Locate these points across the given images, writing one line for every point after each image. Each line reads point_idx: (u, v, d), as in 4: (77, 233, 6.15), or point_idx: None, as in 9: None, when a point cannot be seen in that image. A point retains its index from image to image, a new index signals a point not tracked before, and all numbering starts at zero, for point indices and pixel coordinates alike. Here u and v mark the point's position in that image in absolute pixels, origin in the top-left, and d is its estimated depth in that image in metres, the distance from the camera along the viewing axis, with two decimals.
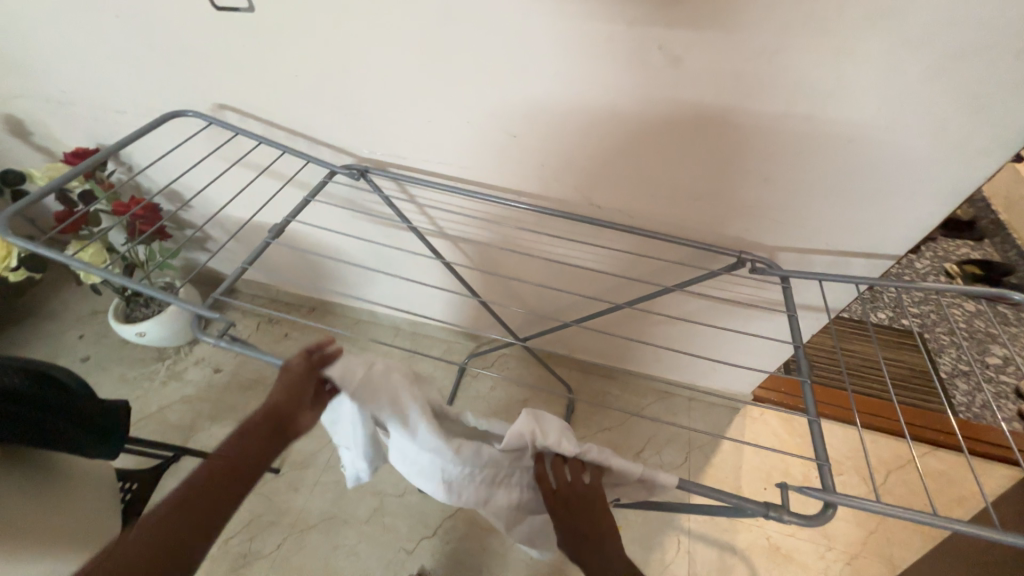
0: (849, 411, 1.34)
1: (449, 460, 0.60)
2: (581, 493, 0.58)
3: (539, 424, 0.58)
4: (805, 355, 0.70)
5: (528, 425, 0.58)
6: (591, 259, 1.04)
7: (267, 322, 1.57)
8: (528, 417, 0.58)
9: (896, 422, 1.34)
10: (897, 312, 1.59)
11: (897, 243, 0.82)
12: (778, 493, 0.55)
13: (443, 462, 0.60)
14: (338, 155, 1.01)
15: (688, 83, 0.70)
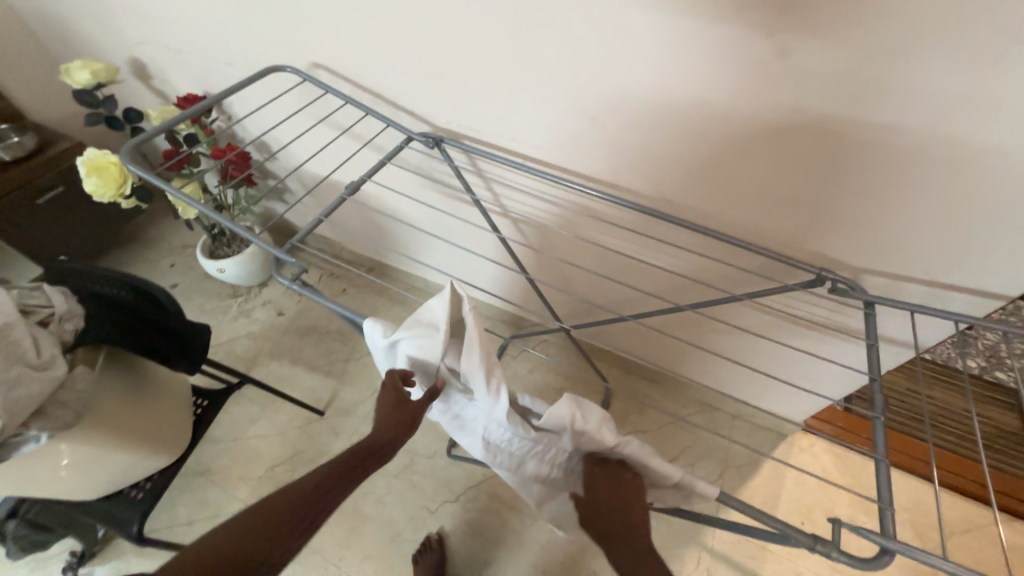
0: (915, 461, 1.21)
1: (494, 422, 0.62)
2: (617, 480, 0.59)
3: (579, 410, 0.58)
4: (880, 391, 0.64)
5: (570, 408, 0.57)
6: (656, 255, 1.00)
7: (329, 275, 1.68)
8: (569, 402, 0.58)
9: (974, 482, 1.19)
10: (994, 363, 1.40)
11: (1015, 285, 0.71)
12: (831, 529, 0.51)
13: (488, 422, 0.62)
14: (414, 123, 1.03)
15: (794, 80, 0.64)
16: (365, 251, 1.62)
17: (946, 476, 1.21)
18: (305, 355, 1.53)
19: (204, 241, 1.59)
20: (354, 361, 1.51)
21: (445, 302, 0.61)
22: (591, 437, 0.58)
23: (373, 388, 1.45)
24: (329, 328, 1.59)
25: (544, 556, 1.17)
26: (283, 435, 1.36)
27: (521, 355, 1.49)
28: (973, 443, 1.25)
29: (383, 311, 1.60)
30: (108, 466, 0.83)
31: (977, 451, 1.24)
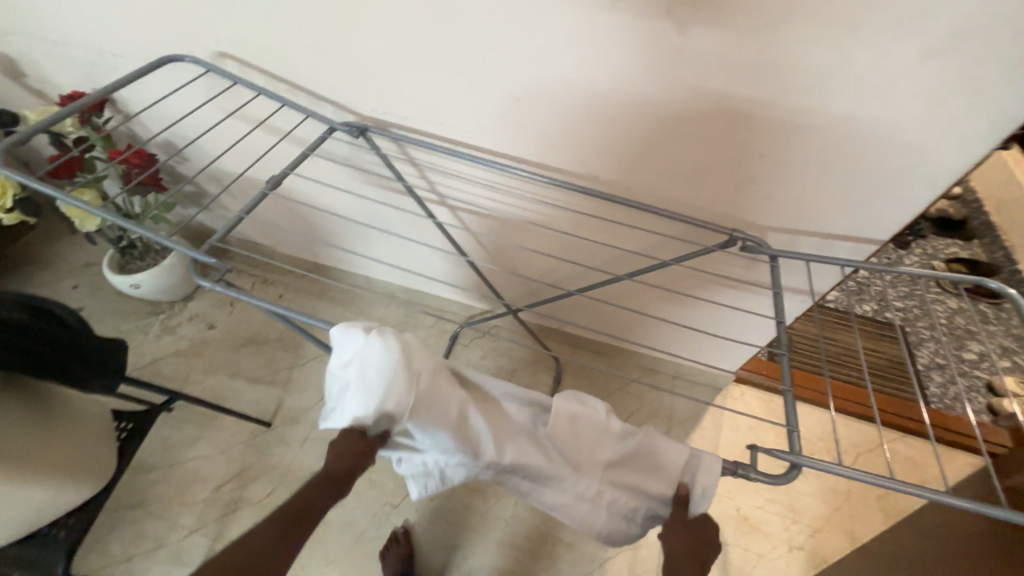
0: (824, 395, 1.38)
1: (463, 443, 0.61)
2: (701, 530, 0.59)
3: (587, 408, 0.61)
4: (785, 331, 0.72)
5: (573, 409, 0.60)
6: (589, 229, 1.05)
7: (263, 282, 1.59)
8: (573, 405, 0.61)
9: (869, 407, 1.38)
10: (882, 305, 1.62)
11: (883, 230, 0.83)
12: (749, 456, 0.58)
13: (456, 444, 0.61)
14: (337, 112, 0.99)
15: (689, 55, 0.69)
16: (301, 253, 1.55)
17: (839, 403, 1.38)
18: (244, 367, 1.44)
19: (110, 256, 1.44)
20: (299, 368, 1.45)
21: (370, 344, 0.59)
22: (601, 438, 0.60)
23: (322, 393, 1.40)
24: (268, 336, 1.51)
25: (511, 532, 1.20)
26: (228, 453, 1.29)
27: (473, 343, 1.50)
28: (859, 373, 1.44)
29: (326, 312, 1.54)
30: (20, 505, 0.77)
31: (865, 380, 1.44)
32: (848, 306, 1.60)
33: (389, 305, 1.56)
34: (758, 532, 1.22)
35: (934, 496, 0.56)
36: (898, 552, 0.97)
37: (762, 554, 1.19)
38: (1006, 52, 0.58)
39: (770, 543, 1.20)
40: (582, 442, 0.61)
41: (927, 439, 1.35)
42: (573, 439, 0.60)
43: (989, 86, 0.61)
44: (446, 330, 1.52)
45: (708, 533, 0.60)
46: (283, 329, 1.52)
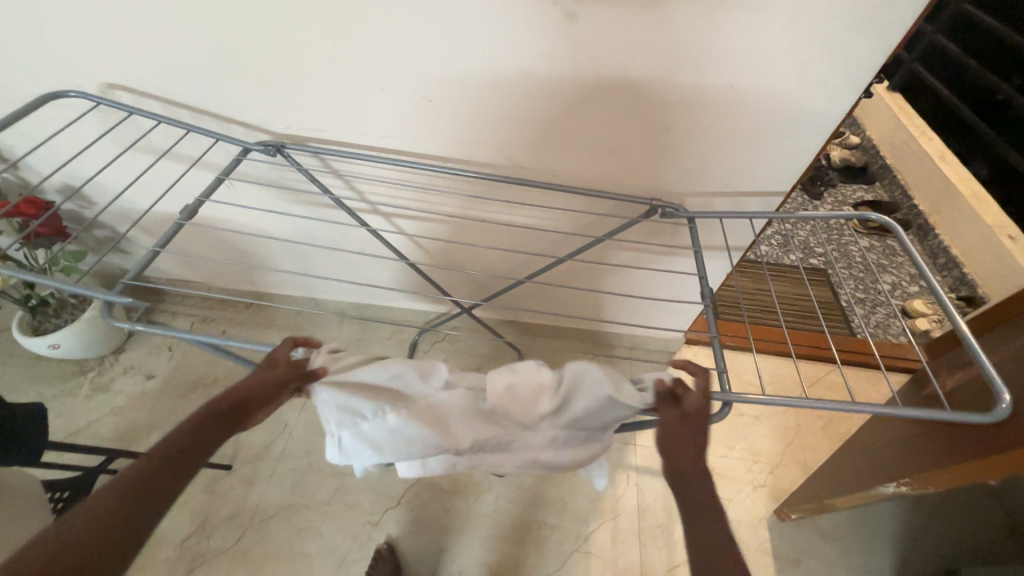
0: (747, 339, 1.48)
1: (410, 429, 0.60)
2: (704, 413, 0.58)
3: (519, 370, 0.61)
4: (707, 285, 0.77)
5: (506, 371, 0.61)
6: (523, 218, 1.07)
7: (202, 320, 1.50)
8: (507, 369, 0.62)
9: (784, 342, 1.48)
10: (807, 253, 1.76)
11: (783, 182, 0.91)
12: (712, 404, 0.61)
13: (404, 432, 0.60)
14: (251, 133, 0.96)
15: (584, 39, 0.72)
16: (239, 284, 1.48)
17: (759, 343, 1.47)
18: (193, 413, 1.36)
19: (20, 319, 1.32)
20: None
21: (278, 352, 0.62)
22: (543, 391, 0.60)
23: (282, 425, 1.35)
24: (215, 376, 1.43)
25: (495, 525, 1.22)
26: (187, 506, 1.21)
27: (433, 347, 1.50)
28: (775, 314, 1.56)
29: (275, 341, 1.48)
30: None
31: (779, 319, 1.55)
32: (777, 258, 1.73)
33: (341, 323, 1.52)
34: (725, 479, 1.30)
35: (856, 407, 0.57)
36: (841, 470, 1.07)
37: (731, 498, 1.27)
38: (849, 11, 0.65)
39: (737, 487, 1.29)
40: (530, 399, 0.60)
41: (836, 364, 1.47)
42: (518, 399, 0.60)
43: (841, 42, 0.68)
44: (404, 340, 1.51)
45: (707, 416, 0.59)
46: (230, 367, 1.44)
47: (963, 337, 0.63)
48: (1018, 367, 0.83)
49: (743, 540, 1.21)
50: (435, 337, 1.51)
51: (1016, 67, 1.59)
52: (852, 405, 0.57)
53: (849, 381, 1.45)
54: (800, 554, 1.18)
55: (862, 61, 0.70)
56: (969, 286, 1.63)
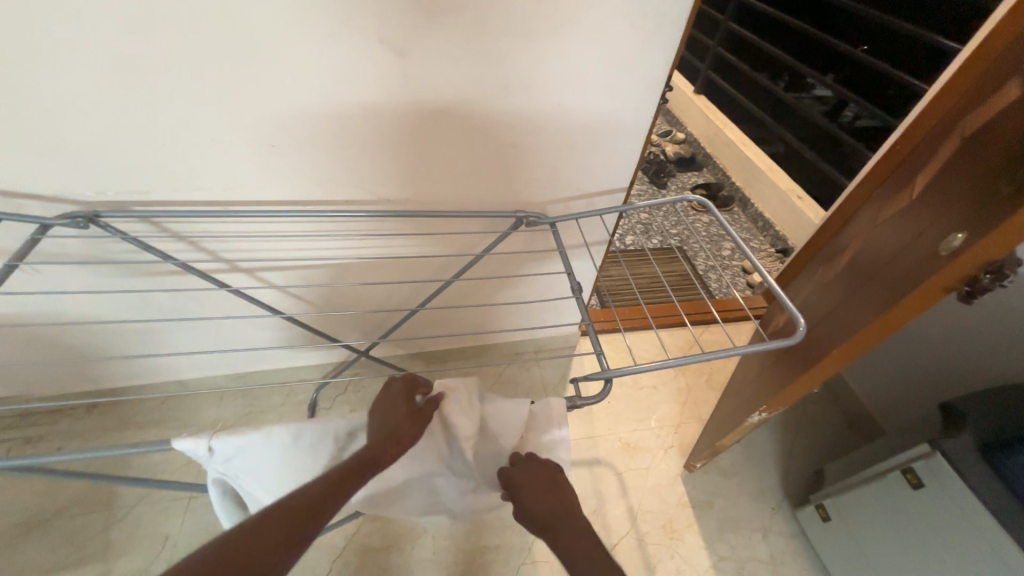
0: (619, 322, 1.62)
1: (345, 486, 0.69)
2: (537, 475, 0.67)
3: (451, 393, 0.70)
4: (576, 280, 0.85)
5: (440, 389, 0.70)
6: (400, 248, 1.07)
7: (24, 442, 1.20)
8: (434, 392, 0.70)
9: (650, 318, 1.65)
10: (664, 235, 2.01)
11: (623, 177, 1.04)
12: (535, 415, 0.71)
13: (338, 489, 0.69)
14: (51, 206, 0.81)
15: (418, 73, 0.76)
16: (71, 386, 1.22)
17: (627, 322, 1.63)
18: (30, 561, 1.07)
19: None
20: (118, 524, 1.14)
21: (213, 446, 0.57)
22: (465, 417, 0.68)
23: (161, 539, 1.13)
24: (55, 507, 1.14)
25: (438, 566, 1.16)
26: None
27: (337, 400, 1.39)
28: (634, 294, 1.73)
29: (135, 442, 1.25)
30: None
31: (644, 299, 1.74)
32: (643, 243, 1.96)
33: (221, 401, 1.34)
34: (641, 451, 1.42)
35: (705, 359, 0.67)
36: (723, 413, 1.24)
37: (649, 466, 1.38)
38: (633, 36, 0.78)
39: (651, 454, 1.41)
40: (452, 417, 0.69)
41: (693, 327, 1.70)
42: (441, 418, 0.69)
43: (634, 61, 0.82)
44: (301, 400, 1.37)
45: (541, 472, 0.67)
46: (76, 489, 1.17)
47: (767, 283, 0.78)
48: (815, 298, 1.06)
49: (666, 500, 1.32)
50: (337, 389, 1.41)
51: (784, 69, 2.04)
52: (704, 355, 0.67)
53: (700, 337, 1.69)
54: (712, 496, 1.33)
55: (652, 74, 0.85)
56: (782, 240, 2.02)
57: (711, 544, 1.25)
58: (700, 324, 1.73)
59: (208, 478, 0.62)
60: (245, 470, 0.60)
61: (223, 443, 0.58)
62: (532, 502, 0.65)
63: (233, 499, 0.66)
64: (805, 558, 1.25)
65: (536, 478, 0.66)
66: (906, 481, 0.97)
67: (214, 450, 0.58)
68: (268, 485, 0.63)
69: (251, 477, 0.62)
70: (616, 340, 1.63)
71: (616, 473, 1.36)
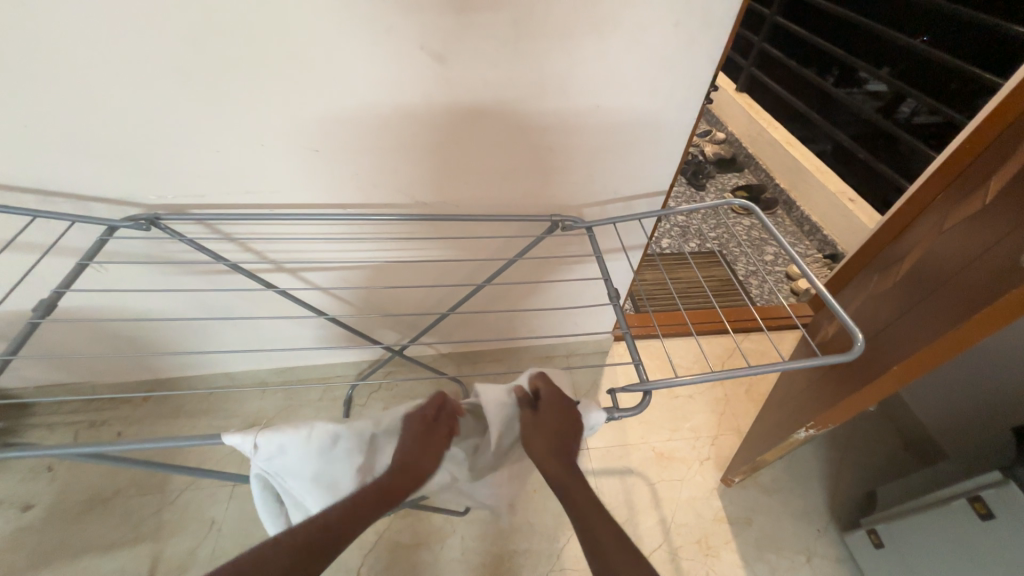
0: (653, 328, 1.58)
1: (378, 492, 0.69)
2: (554, 410, 0.66)
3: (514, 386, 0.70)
4: (613, 286, 0.83)
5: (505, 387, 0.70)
6: (434, 251, 1.09)
7: (90, 426, 1.30)
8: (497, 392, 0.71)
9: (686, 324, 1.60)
10: (702, 238, 1.94)
11: (662, 180, 1.01)
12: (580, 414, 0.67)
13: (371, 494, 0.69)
14: (117, 209, 0.87)
15: (456, 78, 0.77)
16: (131, 376, 1.30)
17: (662, 328, 1.59)
18: (93, 536, 1.16)
19: None
20: (170, 506, 1.21)
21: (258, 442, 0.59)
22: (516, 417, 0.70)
23: (208, 523, 1.19)
24: (115, 487, 1.23)
25: (467, 568, 1.17)
26: None
27: (371, 398, 1.43)
28: (670, 299, 1.68)
29: (186, 430, 1.32)
30: None
31: (680, 305, 1.69)
32: (679, 247, 1.90)
33: (264, 394, 1.41)
34: (675, 461, 1.37)
35: (751, 370, 0.64)
36: (764, 426, 1.19)
37: (684, 477, 1.34)
38: (675, 35, 0.76)
39: (686, 465, 1.36)
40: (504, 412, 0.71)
41: (732, 335, 1.63)
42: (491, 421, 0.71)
43: (676, 60, 0.79)
44: (337, 397, 1.42)
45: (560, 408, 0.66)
46: (134, 471, 1.26)
47: (819, 292, 0.73)
48: (870, 309, 0.99)
49: (701, 514, 1.28)
50: (372, 387, 1.45)
51: (834, 63, 1.93)
52: (750, 369, 0.64)
53: (740, 346, 1.62)
54: (751, 513, 1.28)
55: (695, 74, 0.82)
56: (831, 245, 1.91)
57: (749, 563, 1.19)
58: (740, 332, 1.66)
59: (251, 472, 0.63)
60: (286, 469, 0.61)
61: (268, 440, 0.59)
62: (542, 432, 0.64)
63: (272, 496, 0.67)
64: None
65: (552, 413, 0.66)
66: (972, 510, 0.89)
67: (259, 447, 0.59)
68: (305, 486, 0.64)
69: (292, 475, 0.63)
70: (650, 347, 1.59)
71: (649, 483, 1.32)
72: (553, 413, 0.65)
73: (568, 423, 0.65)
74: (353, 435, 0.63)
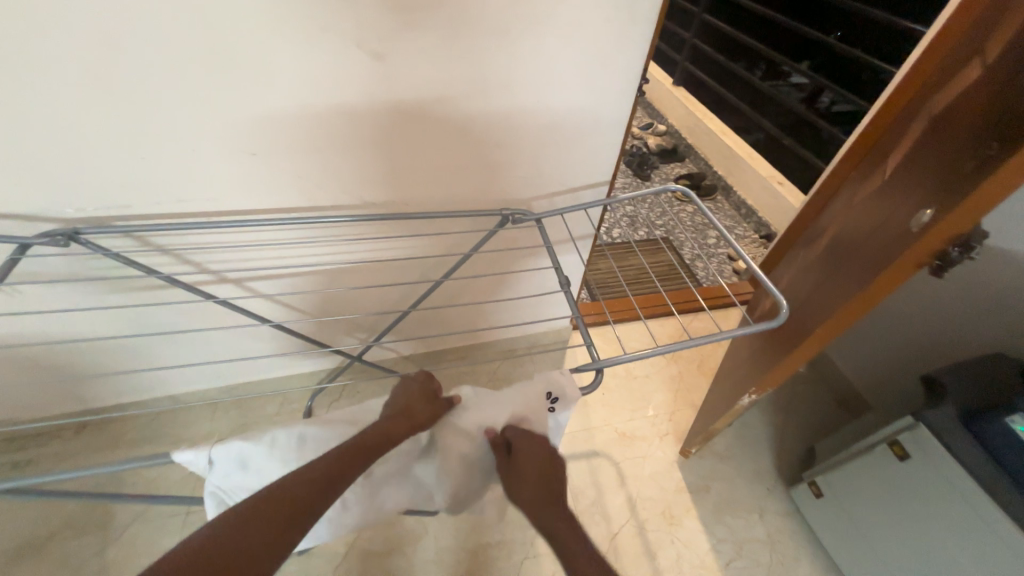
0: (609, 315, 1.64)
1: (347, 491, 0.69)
2: (532, 452, 0.65)
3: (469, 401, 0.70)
4: (563, 274, 0.86)
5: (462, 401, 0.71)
6: (387, 250, 1.07)
7: (12, 468, 1.18)
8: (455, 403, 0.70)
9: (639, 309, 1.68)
10: (650, 226, 2.03)
11: (605, 171, 1.05)
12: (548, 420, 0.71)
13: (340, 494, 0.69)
14: (28, 225, 0.80)
15: (395, 75, 0.77)
16: (57, 407, 1.20)
17: (618, 314, 1.65)
18: None
19: None
20: (115, 544, 1.13)
21: (212, 456, 0.58)
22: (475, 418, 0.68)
23: (160, 556, 1.12)
24: (48, 531, 1.13)
25: (442, 566, 1.17)
26: None
27: (332, 407, 1.39)
28: (624, 286, 1.75)
29: (128, 461, 1.23)
30: None
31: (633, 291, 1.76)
32: (629, 236, 1.98)
33: (214, 414, 1.33)
34: (637, 440, 1.43)
35: (692, 343, 0.69)
36: (714, 398, 1.26)
37: (645, 454, 1.40)
38: (607, 31, 0.80)
39: (647, 443, 1.43)
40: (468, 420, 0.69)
41: (683, 317, 1.73)
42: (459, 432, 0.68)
43: (610, 55, 0.83)
44: (295, 409, 1.37)
45: (538, 449, 0.66)
46: (69, 511, 1.15)
47: (750, 269, 0.79)
48: (798, 280, 1.09)
49: (663, 487, 1.34)
50: (331, 396, 1.41)
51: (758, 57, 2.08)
52: (690, 341, 0.69)
53: (691, 326, 1.71)
54: (708, 480, 1.36)
55: (628, 68, 0.86)
56: (765, 226, 2.06)
57: (710, 528, 1.27)
58: (689, 314, 1.75)
59: (207, 492, 0.62)
60: (247, 484, 0.60)
61: (222, 454, 0.58)
62: (521, 480, 0.64)
63: None
64: (801, 536, 1.28)
65: (533, 459, 0.65)
66: (892, 452, 1.00)
67: (214, 462, 0.59)
68: None
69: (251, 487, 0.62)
70: (606, 333, 1.64)
71: (614, 463, 1.38)
72: (524, 448, 0.66)
73: (555, 468, 0.66)
74: (319, 440, 0.62)
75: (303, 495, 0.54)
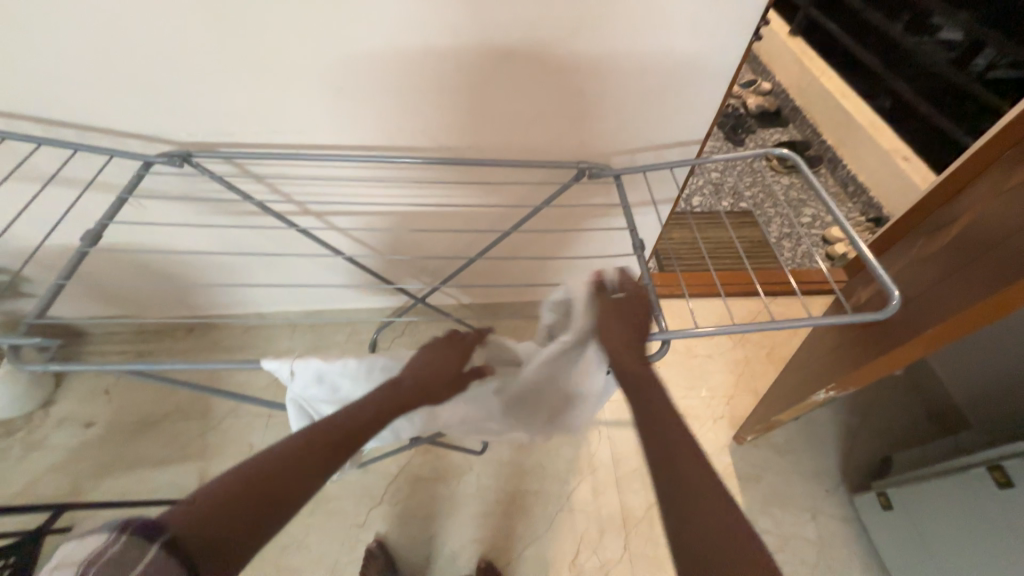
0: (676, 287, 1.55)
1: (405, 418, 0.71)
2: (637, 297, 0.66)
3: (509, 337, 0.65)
4: (637, 238, 0.80)
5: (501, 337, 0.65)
6: (459, 197, 1.08)
7: (137, 356, 1.40)
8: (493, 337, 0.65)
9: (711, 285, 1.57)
10: (736, 197, 1.86)
11: (699, 128, 0.95)
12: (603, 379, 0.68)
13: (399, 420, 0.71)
14: (150, 145, 0.89)
15: (482, 9, 0.72)
16: (171, 309, 1.38)
17: (686, 287, 1.56)
18: (148, 453, 1.28)
19: None
20: (213, 431, 1.32)
21: (294, 367, 0.63)
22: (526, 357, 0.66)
23: (247, 447, 1.30)
24: (163, 412, 1.35)
25: (482, 500, 1.25)
26: None
27: (395, 341, 1.48)
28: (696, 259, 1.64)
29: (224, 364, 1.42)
30: None
31: (707, 265, 1.65)
32: (711, 206, 1.83)
33: (293, 334, 1.48)
34: (688, 418, 1.39)
35: (773, 325, 0.63)
36: (783, 387, 1.17)
37: (696, 433, 1.36)
38: None
39: (700, 422, 1.38)
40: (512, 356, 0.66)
41: (759, 299, 1.59)
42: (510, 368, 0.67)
43: None
44: (363, 339, 1.47)
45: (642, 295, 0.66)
46: (180, 398, 1.37)
47: (858, 252, 0.69)
48: (911, 273, 0.94)
49: None
50: (395, 332, 1.50)
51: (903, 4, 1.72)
52: (772, 323, 0.63)
53: (767, 309, 1.58)
54: (760, 470, 1.30)
55: (744, 8, 0.74)
56: (875, 208, 1.80)
57: (754, 516, 1.23)
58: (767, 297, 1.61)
59: (287, 398, 0.68)
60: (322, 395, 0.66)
61: (302, 367, 0.63)
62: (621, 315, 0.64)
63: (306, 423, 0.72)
64: (857, 543, 1.20)
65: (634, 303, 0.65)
66: (990, 477, 0.89)
67: (296, 373, 0.64)
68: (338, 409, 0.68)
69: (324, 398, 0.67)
70: (671, 307, 1.57)
71: None
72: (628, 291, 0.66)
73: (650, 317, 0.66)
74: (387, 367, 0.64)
75: (277, 478, 0.51)
